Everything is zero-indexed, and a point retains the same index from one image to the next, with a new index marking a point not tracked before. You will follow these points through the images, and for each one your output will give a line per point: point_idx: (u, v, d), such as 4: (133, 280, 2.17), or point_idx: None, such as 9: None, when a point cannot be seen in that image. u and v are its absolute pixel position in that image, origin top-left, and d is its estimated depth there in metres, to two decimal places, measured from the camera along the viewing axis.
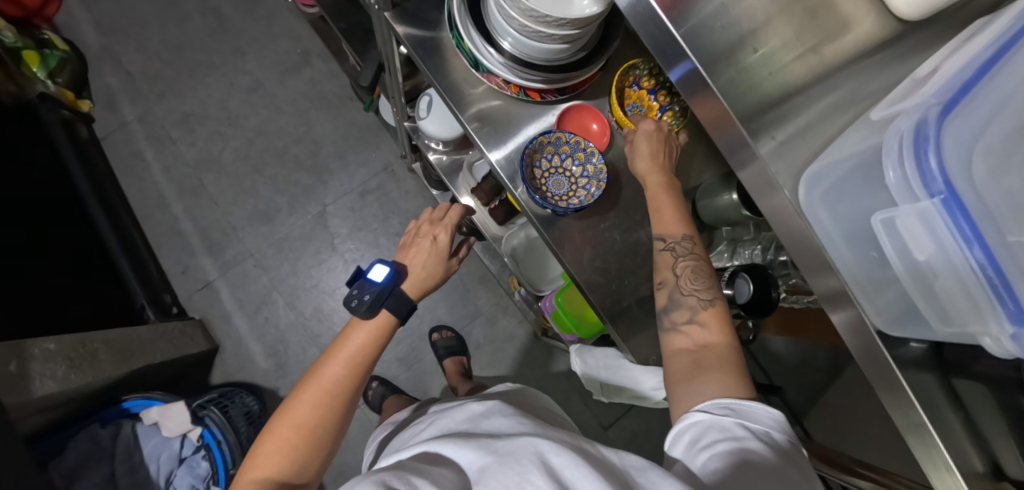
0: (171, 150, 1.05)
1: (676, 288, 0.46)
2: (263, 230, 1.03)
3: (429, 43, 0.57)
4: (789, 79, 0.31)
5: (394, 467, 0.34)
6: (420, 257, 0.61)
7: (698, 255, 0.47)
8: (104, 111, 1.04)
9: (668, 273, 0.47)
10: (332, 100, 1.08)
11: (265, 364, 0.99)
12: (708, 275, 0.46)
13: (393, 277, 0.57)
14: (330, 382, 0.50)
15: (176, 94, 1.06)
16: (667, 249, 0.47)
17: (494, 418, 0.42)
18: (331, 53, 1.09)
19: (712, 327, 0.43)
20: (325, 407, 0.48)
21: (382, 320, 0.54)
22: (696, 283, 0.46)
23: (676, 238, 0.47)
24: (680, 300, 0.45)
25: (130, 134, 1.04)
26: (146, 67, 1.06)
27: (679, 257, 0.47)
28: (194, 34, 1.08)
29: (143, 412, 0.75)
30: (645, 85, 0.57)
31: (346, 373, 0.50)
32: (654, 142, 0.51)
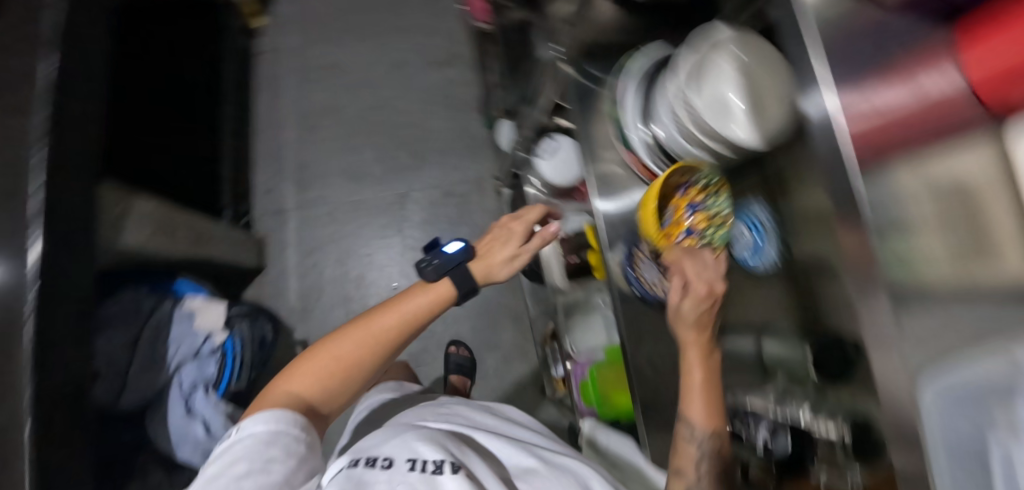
0: (307, 87, 1.14)
1: (689, 476, 0.51)
2: (348, 187, 1.10)
3: (586, 92, 0.63)
4: (948, 282, 0.24)
5: (434, 432, 0.53)
6: (495, 242, 0.62)
7: (720, 452, 0.49)
8: (271, 33, 1.16)
9: (688, 461, 0.50)
10: (459, 103, 1.16)
11: (294, 304, 1.03)
12: (723, 473, 0.50)
13: (465, 253, 0.59)
14: (377, 331, 0.52)
15: (333, 43, 1.17)
16: (690, 439, 0.49)
17: (519, 431, 0.63)
18: (476, 64, 1.17)
19: None
20: (366, 352, 0.51)
21: (442, 289, 0.55)
22: (710, 478, 0.50)
23: (700, 433, 0.49)
24: (691, 483, 0.51)
25: (282, 60, 1.15)
26: (320, 13, 1.18)
27: (700, 452, 0.49)
28: (371, 2, 1.20)
29: (187, 297, 0.79)
30: (693, 196, 0.52)
31: (393, 330, 0.52)
32: (697, 318, 0.48)
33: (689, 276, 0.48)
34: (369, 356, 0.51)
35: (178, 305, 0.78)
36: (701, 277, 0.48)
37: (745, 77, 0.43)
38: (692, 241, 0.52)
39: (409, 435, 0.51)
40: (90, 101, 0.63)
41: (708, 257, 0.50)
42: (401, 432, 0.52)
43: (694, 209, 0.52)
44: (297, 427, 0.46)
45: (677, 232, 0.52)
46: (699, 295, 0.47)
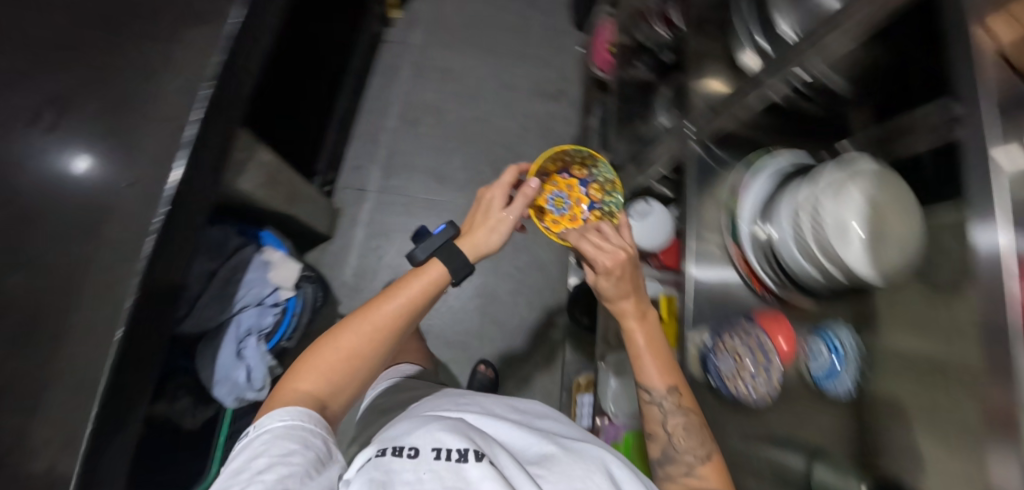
0: (419, 81, 1.18)
1: (671, 445, 0.55)
2: (429, 185, 1.13)
3: (708, 168, 0.66)
4: None
5: (455, 421, 0.49)
6: (478, 217, 0.62)
7: (687, 408, 0.55)
8: (405, 25, 1.21)
9: (658, 427, 0.56)
10: (557, 136, 1.16)
11: (349, 281, 1.06)
12: (698, 429, 0.54)
13: (448, 230, 0.59)
14: (380, 318, 0.53)
15: (455, 48, 1.21)
16: (653, 401, 0.56)
17: (537, 420, 0.59)
18: (583, 104, 1.18)
19: (709, 479, 0.52)
20: (373, 344, 0.52)
21: (435, 274, 0.56)
22: (689, 440, 0.54)
23: (660, 393, 0.55)
24: (676, 455, 0.54)
25: (407, 52, 1.20)
26: (452, 17, 1.23)
27: (667, 413, 0.55)
28: (501, 20, 1.24)
29: (268, 248, 0.82)
30: (574, 173, 0.77)
31: (396, 318, 0.53)
32: (617, 286, 0.56)
33: (593, 252, 0.57)
34: (373, 342, 0.53)
35: (259, 251, 0.81)
36: (608, 249, 0.56)
37: (873, 210, 0.46)
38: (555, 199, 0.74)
39: (433, 425, 0.48)
40: (253, 56, 0.67)
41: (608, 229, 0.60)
42: (425, 423, 0.49)
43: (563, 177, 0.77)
44: (311, 423, 0.46)
45: (544, 193, 0.73)
46: (608, 266, 0.55)
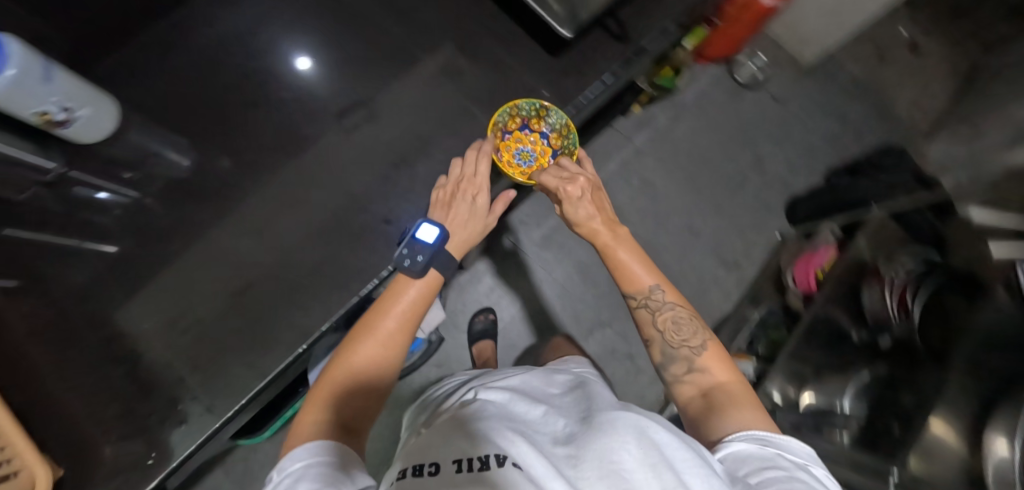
0: (619, 179, 1.16)
1: (665, 343, 0.54)
2: (568, 278, 1.12)
3: None
4: None
5: (479, 420, 0.39)
6: (462, 217, 0.62)
7: (675, 303, 0.56)
8: (635, 125, 1.19)
9: (652, 331, 0.55)
10: (707, 305, 1.12)
11: (454, 318, 1.09)
12: (688, 320, 0.55)
13: (439, 236, 0.59)
14: (381, 333, 0.52)
15: (666, 168, 1.18)
16: (642, 305, 0.56)
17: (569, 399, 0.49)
18: (750, 293, 1.12)
19: (711, 369, 0.51)
20: (380, 359, 0.51)
21: (433, 280, 0.57)
22: (681, 334, 0.54)
23: (644, 293, 0.56)
24: (672, 354, 0.53)
25: (623, 152, 1.17)
26: (680, 139, 1.20)
27: (655, 311, 0.55)
28: (721, 169, 1.20)
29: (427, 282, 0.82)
30: (532, 126, 0.76)
31: (398, 327, 0.53)
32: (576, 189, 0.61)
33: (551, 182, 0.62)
34: (380, 358, 0.51)
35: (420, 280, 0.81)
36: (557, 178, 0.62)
37: None
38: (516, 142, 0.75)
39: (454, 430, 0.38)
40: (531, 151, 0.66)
41: (567, 164, 0.65)
42: (443, 432, 0.38)
43: (530, 130, 0.76)
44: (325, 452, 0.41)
45: (512, 144, 0.75)
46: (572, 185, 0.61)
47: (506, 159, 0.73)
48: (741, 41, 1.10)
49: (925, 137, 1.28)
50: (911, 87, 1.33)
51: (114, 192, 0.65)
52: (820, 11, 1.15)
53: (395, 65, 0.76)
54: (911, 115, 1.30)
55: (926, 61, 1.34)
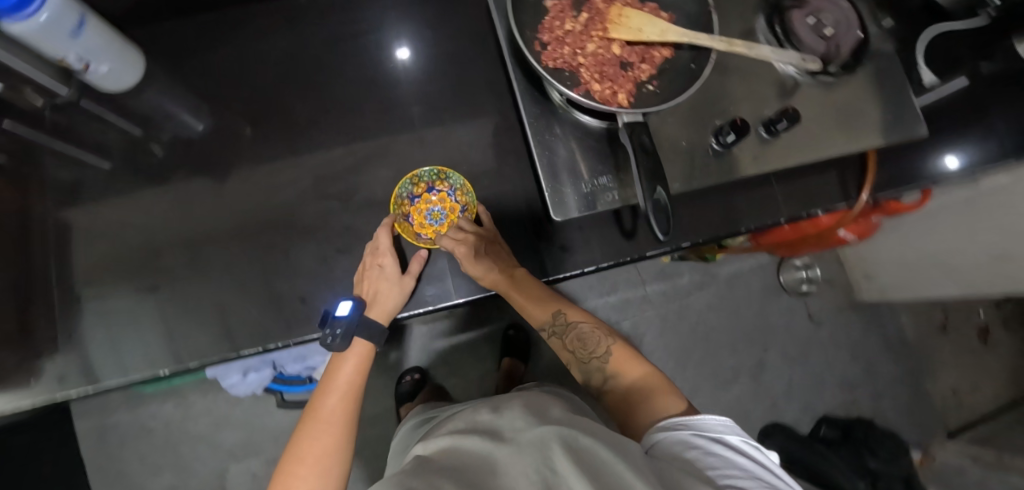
0: (611, 314, 1.10)
1: (580, 361, 0.55)
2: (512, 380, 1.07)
3: None
4: None
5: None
6: (376, 286, 0.55)
7: (576, 320, 0.57)
8: (655, 272, 1.13)
9: (566, 354, 0.57)
10: None
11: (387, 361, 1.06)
12: (592, 333, 0.56)
13: (357, 304, 0.55)
14: (324, 412, 0.55)
15: (663, 328, 1.11)
16: (552, 335, 0.58)
17: (506, 412, 0.46)
18: None
19: (625, 369, 0.53)
20: (328, 437, 0.53)
21: (361, 347, 0.58)
22: (587, 346, 0.55)
23: (547, 321, 0.57)
24: (590, 369, 0.55)
25: (629, 292, 1.12)
26: (693, 308, 1.13)
27: (563, 332, 0.57)
28: (716, 357, 1.12)
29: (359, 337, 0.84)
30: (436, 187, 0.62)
31: (338, 404, 0.55)
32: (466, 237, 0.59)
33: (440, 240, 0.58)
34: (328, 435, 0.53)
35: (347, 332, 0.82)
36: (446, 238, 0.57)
37: None
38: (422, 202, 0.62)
39: None
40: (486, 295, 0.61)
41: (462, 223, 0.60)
42: None
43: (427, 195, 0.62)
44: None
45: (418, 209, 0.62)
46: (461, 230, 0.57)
47: (416, 226, 0.61)
48: (799, 252, 1.04)
49: (947, 436, 1.15)
50: (959, 378, 1.19)
51: (119, 127, 0.62)
52: (897, 262, 1.05)
53: (453, 120, 0.63)
54: (943, 406, 1.17)
55: (992, 359, 1.20)
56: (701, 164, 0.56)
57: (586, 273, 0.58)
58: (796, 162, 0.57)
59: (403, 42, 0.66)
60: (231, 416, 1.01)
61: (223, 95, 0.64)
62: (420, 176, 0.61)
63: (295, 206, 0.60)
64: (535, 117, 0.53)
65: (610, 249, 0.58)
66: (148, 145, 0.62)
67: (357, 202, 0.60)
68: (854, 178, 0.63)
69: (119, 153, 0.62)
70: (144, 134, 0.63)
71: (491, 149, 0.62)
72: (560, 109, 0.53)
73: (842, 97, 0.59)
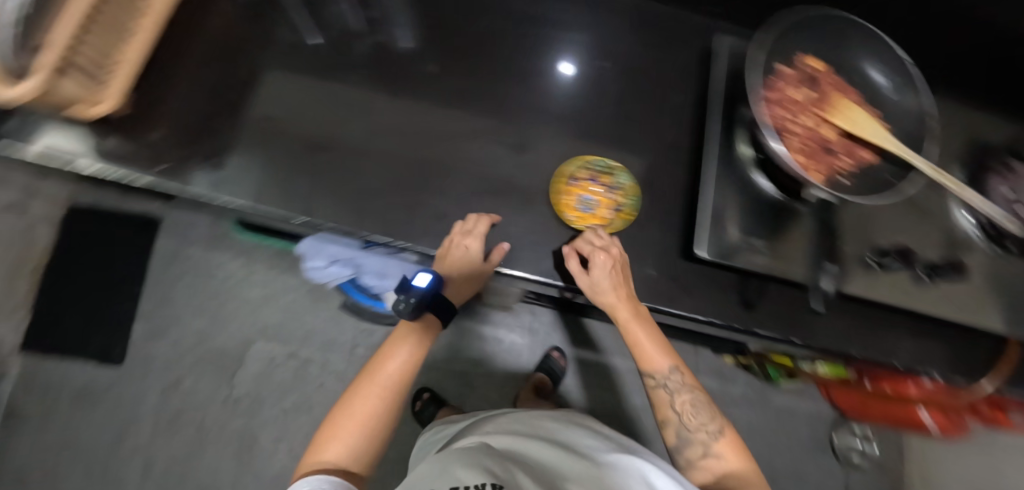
0: None
1: (682, 426, 0.56)
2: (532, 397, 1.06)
3: None
4: None
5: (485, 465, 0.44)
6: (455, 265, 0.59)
7: (692, 384, 0.57)
8: (712, 368, 1.07)
9: (668, 411, 0.57)
10: None
11: None
12: (704, 403, 0.57)
13: (436, 281, 0.57)
14: (383, 375, 0.54)
15: None
16: (660, 386, 0.57)
17: (569, 433, 0.58)
18: None
19: (728, 455, 0.53)
20: (381, 402, 0.52)
21: (431, 319, 0.58)
22: (698, 417, 0.56)
23: (664, 373, 0.57)
24: (688, 438, 0.55)
25: None
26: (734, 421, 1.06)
27: (675, 392, 0.57)
28: None
29: None
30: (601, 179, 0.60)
31: (395, 370, 0.55)
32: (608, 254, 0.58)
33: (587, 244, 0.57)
34: (383, 401, 0.53)
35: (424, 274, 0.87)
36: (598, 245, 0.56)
37: None
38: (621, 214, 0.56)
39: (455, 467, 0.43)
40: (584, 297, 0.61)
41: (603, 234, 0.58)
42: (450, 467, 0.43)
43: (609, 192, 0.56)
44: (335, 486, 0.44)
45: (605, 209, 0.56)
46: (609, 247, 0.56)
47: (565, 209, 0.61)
48: (866, 414, 1.01)
49: None
50: None
51: (355, 15, 0.71)
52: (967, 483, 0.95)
53: (626, 133, 0.67)
54: None
55: None
56: (847, 270, 0.55)
57: (698, 319, 0.57)
58: (943, 315, 0.56)
59: (565, 58, 0.71)
60: (280, 297, 1.07)
61: (445, 27, 0.71)
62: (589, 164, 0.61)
63: (460, 140, 0.65)
64: (716, 155, 0.55)
65: (721, 307, 0.57)
66: (367, 35, 0.70)
67: (512, 160, 0.64)
68: (987, 360, 0.60)
69: (341, 32, 0.70)
70: (370, 28, 0.70)
71: (646, 170, 0.65)
72: (741, 164, 0.55)
73: (1003, 273, 0.59)
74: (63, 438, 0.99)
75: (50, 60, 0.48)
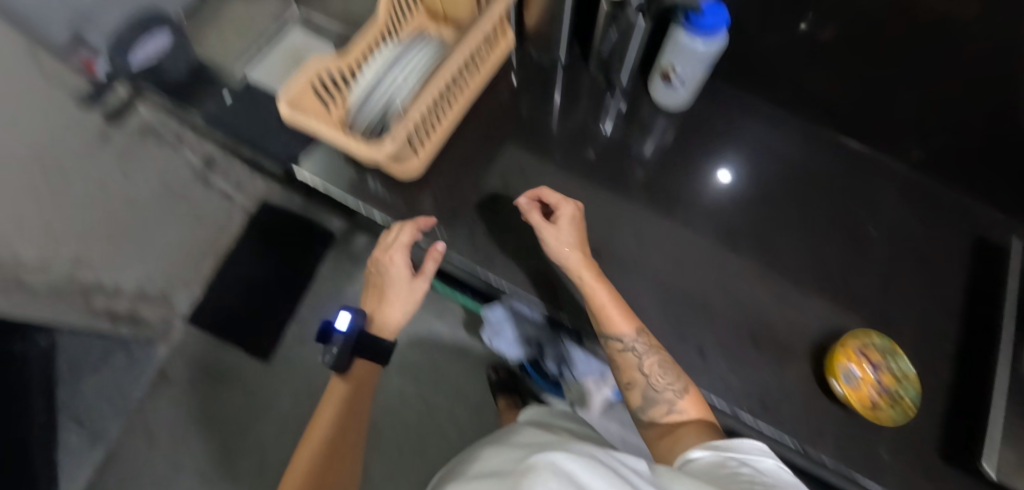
0: None
1: (649, 387, 0.52)
2: None
3: None
4: None
5: None
6: (385, 298, 0.63)
7: (657, 346, 0.53)
8: None
9: (634, 373, 0.52)
10: None
11: None
12: (671, 364, 0.52)
13: (355, 321, 0.62)
14: (330, 415, 0.64)
15: None
16: (628, 350, 0.53)
17: (480, 464, 0.42)
18: None
19: (689, 409, 0.49)
20: (332, 435, 0.62)
21: (366, 363, 0.66)
22: (665, 376, 0.51)
23: (631, 337, 0.53)
24: (654, 397, 0.51)
25: None
26: None
27: (641, 355, 0.52)
28: None
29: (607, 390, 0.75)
30: (878, 365, 0.54)
31: (340, 408, 0.64)
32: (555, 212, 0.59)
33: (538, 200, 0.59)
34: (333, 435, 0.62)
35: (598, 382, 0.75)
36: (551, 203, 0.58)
37: None
38: (884, 404, 0.53)
39: None
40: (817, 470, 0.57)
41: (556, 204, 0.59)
42: None
43: (876, 370, 0.53)
44: None
45: (870, 389, 0.53)
46: (561, 212, 0.58)
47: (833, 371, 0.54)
48: None
49: None
50: None
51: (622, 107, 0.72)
52: None
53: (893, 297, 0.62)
54: None
55: None
56: None
57: None
58: None
59: (764, 218, 0.65)
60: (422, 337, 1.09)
61: (713, 140, 0.70)
62: (870, 340, 0.55)
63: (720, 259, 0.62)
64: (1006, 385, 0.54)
65: None
66: (636, 133, 0.70)
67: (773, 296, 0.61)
68: None
69: (608, 130, 0.71)
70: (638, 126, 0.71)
71: (919, 353, 0.59)
72: None
73: None
74: (199, 406, 1.08)
75: (400, 132, 0.52)
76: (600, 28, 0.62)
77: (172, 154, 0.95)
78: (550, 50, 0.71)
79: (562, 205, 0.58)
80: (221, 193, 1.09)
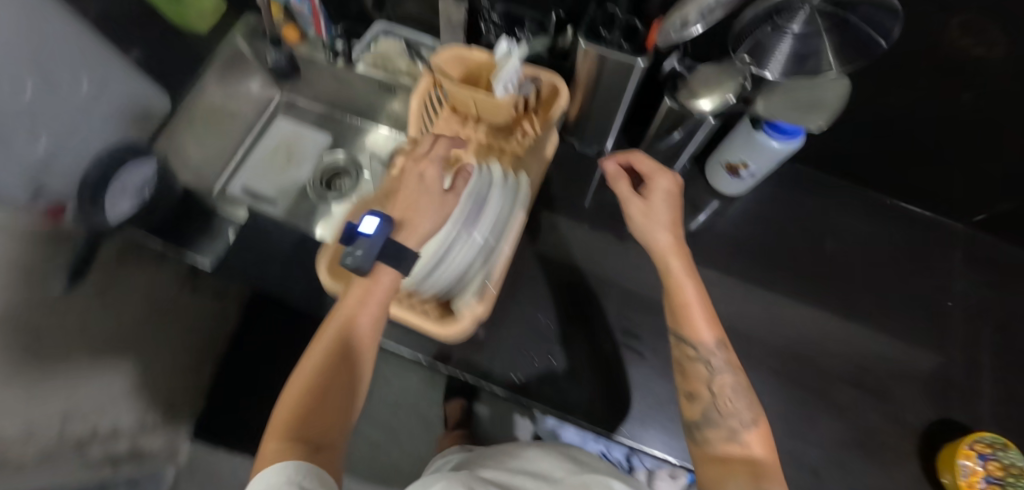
0: None
1: (714, 407, 0.47)
2: None
3: None
4: None
5: None
6: (413, 200, 0.43)
7: (734, 364, 0.48)
8: None
9: (700, 387, 0.48)
10: None
11: None
12: (746, 390, 0.47)
13: (384, 225, 0.40)
14: (337, 327, 0.40)
15: None
16: (701, 360, 0.48)
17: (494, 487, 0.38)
18: None
19: (756, 444, 0.44)
20: (341, 359, 0.40)
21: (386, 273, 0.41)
22: (737, 403, 0.47)
23: (708, 347, 0.48)
24: (714, 420, 0.46)
25: None
26: None
27: (716, 370, 0.48)
28: None
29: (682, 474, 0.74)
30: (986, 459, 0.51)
31: (350, 320, 0.40)
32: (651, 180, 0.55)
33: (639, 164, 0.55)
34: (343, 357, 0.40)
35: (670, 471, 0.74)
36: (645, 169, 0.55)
37: None
38: None
39: None
40: None
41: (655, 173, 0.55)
42: None
43: (983, 463, 0.51)
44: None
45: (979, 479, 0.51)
46: (661, 184, 0.54)
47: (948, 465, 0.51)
48: None
49: None
50: None
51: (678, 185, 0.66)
52: None
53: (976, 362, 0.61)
54: None
55: None
56: None
57: None
58: None
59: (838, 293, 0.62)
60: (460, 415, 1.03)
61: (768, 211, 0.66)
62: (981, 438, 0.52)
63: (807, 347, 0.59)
64: None
65: None
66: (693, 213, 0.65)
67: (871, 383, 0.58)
68: None
69: None
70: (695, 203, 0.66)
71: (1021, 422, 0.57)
72: None
73: None
74: None
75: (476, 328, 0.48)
76: (654, 123, 0.57)
77: (156, 269, 0.83)
78: (591, 137, 0.65)
79: (659, 172, 0.54)
80: (211, 293, 0.98)
